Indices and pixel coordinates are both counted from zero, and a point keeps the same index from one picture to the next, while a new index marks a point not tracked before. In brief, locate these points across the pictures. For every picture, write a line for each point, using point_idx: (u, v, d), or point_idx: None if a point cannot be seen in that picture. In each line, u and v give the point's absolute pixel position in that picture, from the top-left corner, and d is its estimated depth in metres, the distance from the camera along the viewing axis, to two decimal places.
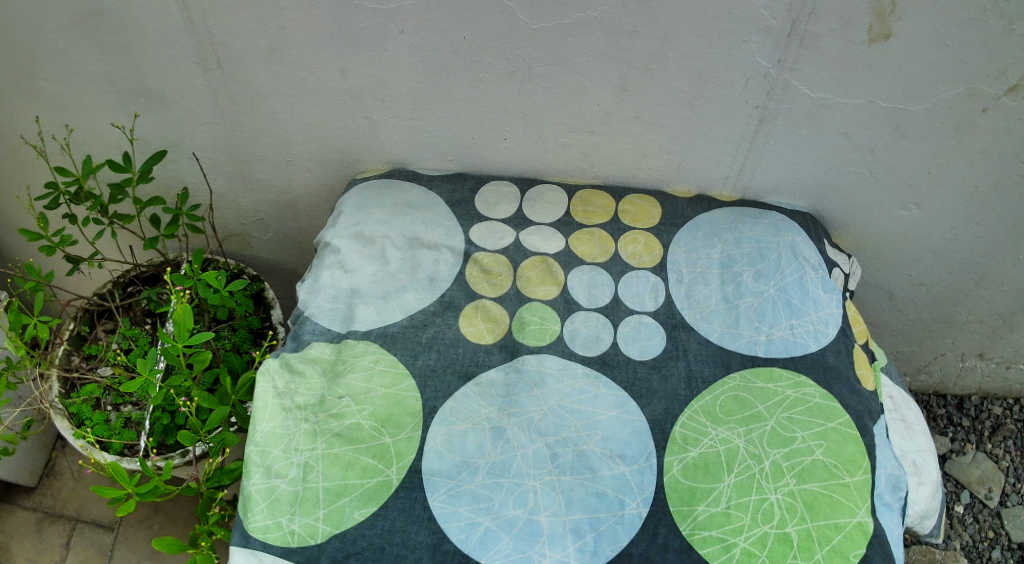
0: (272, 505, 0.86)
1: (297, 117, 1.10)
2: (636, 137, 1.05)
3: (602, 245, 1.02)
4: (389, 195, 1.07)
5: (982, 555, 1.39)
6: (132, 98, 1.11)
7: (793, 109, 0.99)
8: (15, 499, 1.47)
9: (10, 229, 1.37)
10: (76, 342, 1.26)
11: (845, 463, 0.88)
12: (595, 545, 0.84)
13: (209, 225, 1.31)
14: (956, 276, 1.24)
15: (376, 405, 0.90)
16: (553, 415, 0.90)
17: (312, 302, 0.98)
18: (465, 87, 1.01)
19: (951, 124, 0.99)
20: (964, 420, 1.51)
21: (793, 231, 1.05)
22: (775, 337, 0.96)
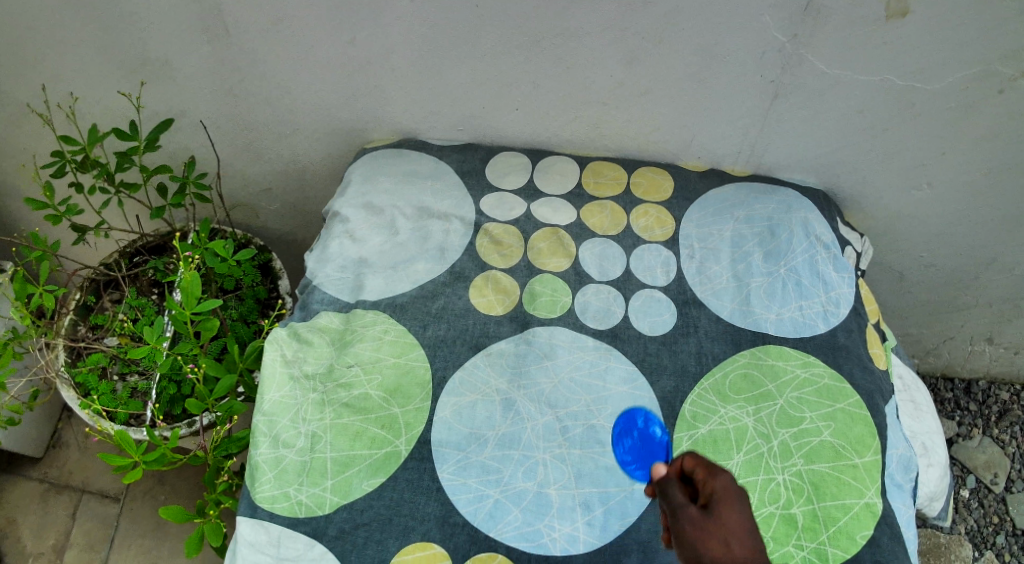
0: (280, 475, 0.86)
1: (304, 87, 1.08)
2: (647, 110, 1.04)
3: (614, 218, 1.01)
4: (399, 165, 1.06)
5: (986, 540, 1.39)
6: (138, 66, 1.09)
7: (807, 85, 0.97)
8: (21, 469, 1.47)
9: (16, 198, 1.36)
10: (83, 312, 1.26)
11: (854, 444, 0.88)
12: (604, 520, 0.84)
13: (216, 194, 1.30)
14: (967, 258, 1.22)
15: (385, 375, 0.90)
16: (563, 388, 0.89)
17: (320, 271, 0.97)
18: (474, 58, 1.00)
19: (965, 104, 0.97)
20: (971, 405, 1.50)
21: (806, 208, 1.03)
22: (785, 316, 0.95)
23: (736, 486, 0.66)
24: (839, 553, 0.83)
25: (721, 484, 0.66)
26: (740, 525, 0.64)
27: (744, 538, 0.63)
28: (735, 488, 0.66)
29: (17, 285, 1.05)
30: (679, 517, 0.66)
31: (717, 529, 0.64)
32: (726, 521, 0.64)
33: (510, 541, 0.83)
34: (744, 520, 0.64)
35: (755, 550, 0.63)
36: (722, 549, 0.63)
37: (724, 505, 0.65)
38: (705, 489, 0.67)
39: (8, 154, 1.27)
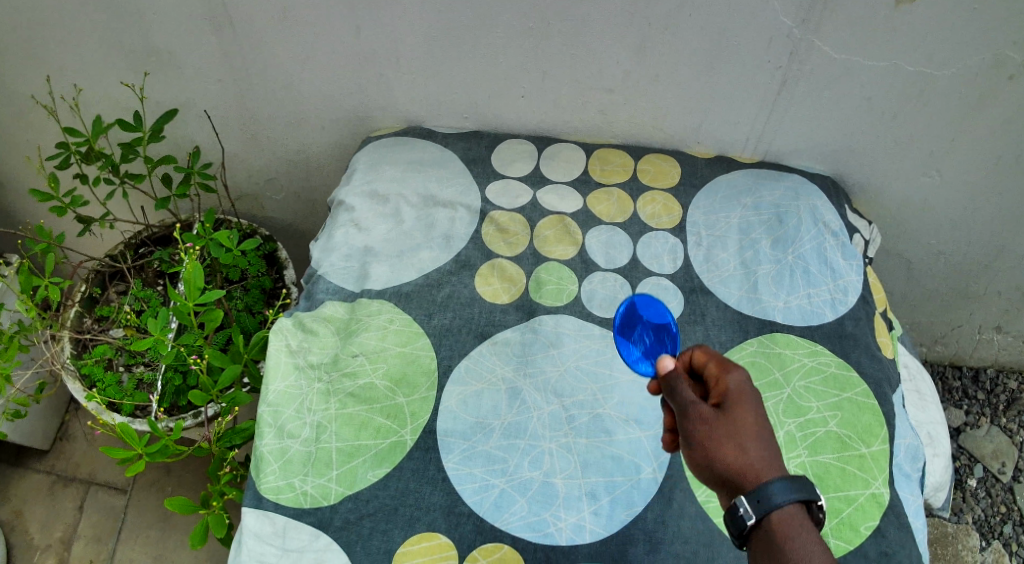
0: (285, 466, 0.86)
1: (308, 76, 1.08)
2: (654, 96, 1.03)
3: (620, 205, 1.00)
4: (403, 153, 1.05)
5: (993, 530, 1.38)
6: (142, 57, 1.09)
7: (816, 70, 0.96)
8: (28, 461, 1.47)
9: (20, 190, 1.36)
10: (88, 304, 1.26)
11: (861, 434, 0.87)
12: (610, 510, 0.84)
13: (221, 185, 1.29)
14: (977, 245, 1.21)
15: (390, 364, 0.89)
16: (569, 377, 0.89)
17: (325, 261, 0.97)
18: (480, 45, 0.99)
19: (975, 91, 0.96)
20: (979, 393, 1.49)
21: (814, 195, 1.02)
22: (793, 304, 0.94)
23: (749, 385, 0.69)
24: (843, 544, 0.82)
25: (734, 380, 0.70)
26: (753, 419, 0.68)
27: (755, 433, 0.67)
28: (747, 386, 0.69)
29: (22, 277, 1.05)
30: (691, 410, 0.69)
31: (731, 420, 0.67)
32: (740, 417, 0.67)
33: (515, 531, 0.83)
34: (756, 415, 0.68)
35: (766, 443, 0.67)
36: (737, 444, 0.66)
37: (737, 402, 0.68)
38: (718, 387, 0.70)
39: (13, 146, 1.27)
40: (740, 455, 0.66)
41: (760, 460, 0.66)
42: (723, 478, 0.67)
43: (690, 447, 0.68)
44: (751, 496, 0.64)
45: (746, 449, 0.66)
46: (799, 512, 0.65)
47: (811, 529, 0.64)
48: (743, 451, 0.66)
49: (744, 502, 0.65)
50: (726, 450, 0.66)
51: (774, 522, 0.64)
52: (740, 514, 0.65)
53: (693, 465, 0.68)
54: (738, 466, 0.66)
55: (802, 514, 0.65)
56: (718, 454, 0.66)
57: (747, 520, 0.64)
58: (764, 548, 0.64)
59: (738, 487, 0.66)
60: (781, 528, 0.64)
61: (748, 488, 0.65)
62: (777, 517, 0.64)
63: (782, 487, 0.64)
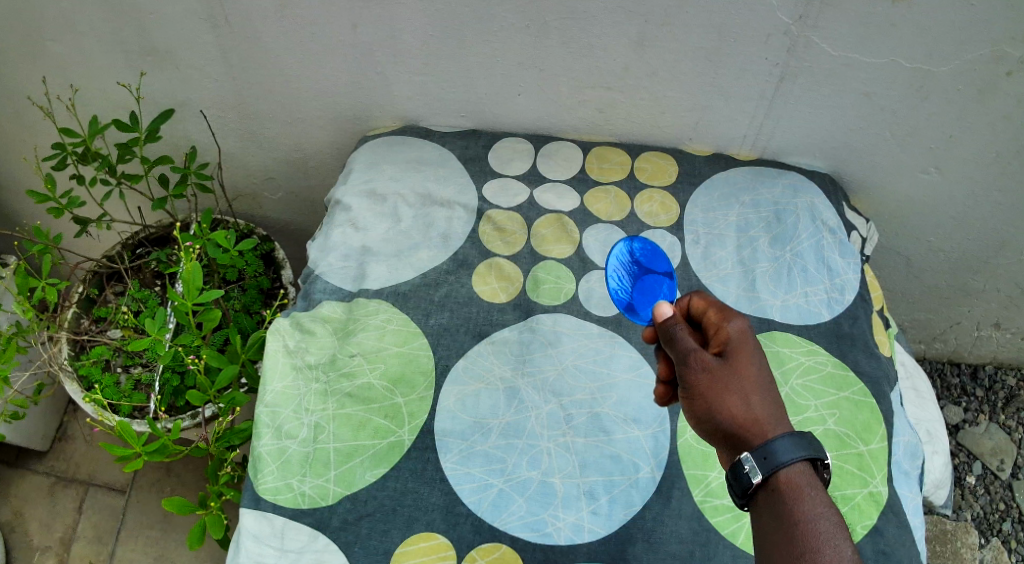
0: (283, 467, 0.85)
1: (306, 75, 1.07)
2: (652, 94, 1.03)
3: (619, 203, 1.00)
4: (401, 153, 1.05)
5: (992, 527, 1.38)
6: (139, 57, 1.08)
7: (814, 67, 0.96)
8: (28, 462, 1.47)
9: (18, 190, 1.36)
10: (86, 305, 1.26)
11: (858, 432, 0.87)
12: (609, 509, 0.83)
13: (219, 184, 1.29)
14: (975, 242, 1.21)
15: (388, 364, 0.89)
16: (568, 376, 0.89)
17: (323, 260, 0.97)
18: (477, 43, 0.99)
19: (973, 88, 0.96)
20: (977, 390, 1.49)
21: (812, 192, 1.02)
22: (790, 303, 0.94)
23: (750, 335, 0.71)
24: None
25: (736, 328, 0.71)
26: (754, 371, 0.69)
27: (757, 384, 0.69)
28: (748, 337, 0.71)
29: (18, 279, 1.05)
30: (693, 358, 0.70)
31: (734, 370, 0.69)
32: (742, 368, 0.69)
33: (513, 531, 0.83)
34: (757, 367, 0.70)
35: (767, 394, 0.69)
36: (741, 395, 0.68)
37: (739, 352, 0.70)
38: (719, 337, 0.72)
39: (10, 147, 1.27)
40: (742, 407, 0.68)
41: (763, 413, 0.68)
42: (725, 429, 0.68)
43: (693, 396, 0.70)
44: (756, 452, 0.66)
45: (748, 401, 0.68)
46: (806, 469, 0.66)
47: (817, 488, 0.65)
48: (745, 403, 0.68)
49: (749, 457, 0.66)
50: (730, 400, 0.68)
51: (780, 480, 0.65)
52: (744, 471, 0.66)
53: (695, 415, 0.70)
54: (742, 417, 0.68)
55: (808, 472, 0.66)
56: (722, 404, 0.68)
57: (752, 478, 0.65)
58: (769, 506, 0.65)
59: (741, 440, 0.68)
60: (787, 486, 0.65)
61: (751, 439, 0.67)
62: (782, 475, 0.65)
63: (788, 443, 0.65)
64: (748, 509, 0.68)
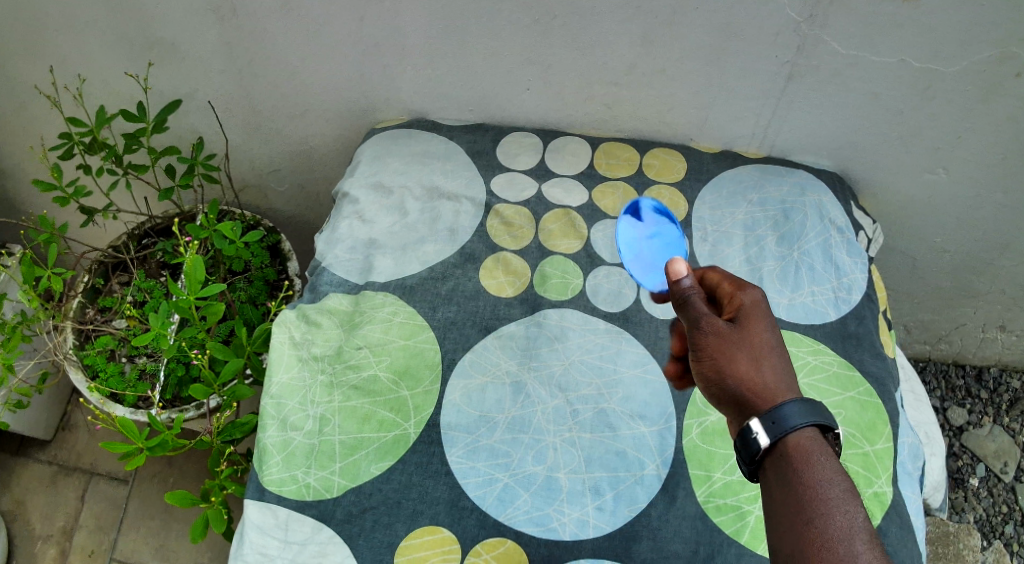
0: (288, 458, 0.86)
1: (313, 67, 1.07)
2: (661, 90, 1.02)
3: (626, 200, 1.00)
4: (409, 146, 1.05)
5: (995, 529, 1.38)
6: (146, 47, 1.08)
7: (823, 65, 0.96)
8: (31, 452, 1.48)
9: (24, 180, 1.36)
10: (91, 295, 1.26)
11: (864, 432, 0.87)
12: (614, 505, 0.83)
13: (225, 175, 1.29)
14: (982, 243, 1.21)
15: (394, 357, 0.89)
16: (574, 370, 0.89)
17: (329, 253, 0.97)
18: (485, 37, 0.99)
19: (980, 89, 0.96)
20: (982, 392, 1.49)
21: (820, 191, 1.02)
22: (797, 302, 0.94)
23: (763, 304, 0.72)
24: None
25: (749, 298, 0.72)
26: (766, 338, 0.70)
27: (767, 351, 0.70)
28: (761, 305, 0.72)
29: (24, 267, 1.05)
30: (705, 323, 0.72)
31: (745, 335, 0.70)
32: (753, 333, 0.70)
33: (518, 525, 0.83)
34: (768, 333, 0.71)
35: (778, 360, 0.70)
36: (750, 358, 0.69)
37: (751, 319, 0.71)
38: (733, 306, 0.73)
39: (16, 136, 1.27)
40: (751, 370, 0.69)
41: (772, 378, 0.69)
42: (734, 393, 0.69)
43: (702, 360, 0.71)
44: (765, 416, 0.66)
45: (758, 365, 0.69)
46: (815, 437, 0.66)
47: (827, 455, 0.65)
48: (755, 367, 0.69)
49: (756, 421, 0.66)
50: (739, 363, 0.69)
51: (788, 445, 0.65)
52: (753, 437, 0.66)
53: (705, 380, 0.71)
54: (750, 381, 0.68)
55: (817, 439, 0.66)
56: (731, 366, 0.69)
57: (760, 443, 0.66)
58: (777, 472, 0.65)
59: (749, 404, 0.68)
60: (796, 452, 0.65)
61: (760, 403, 0.68)
62: (791, 440, 0.65)
63: (796, 408, 0.66)
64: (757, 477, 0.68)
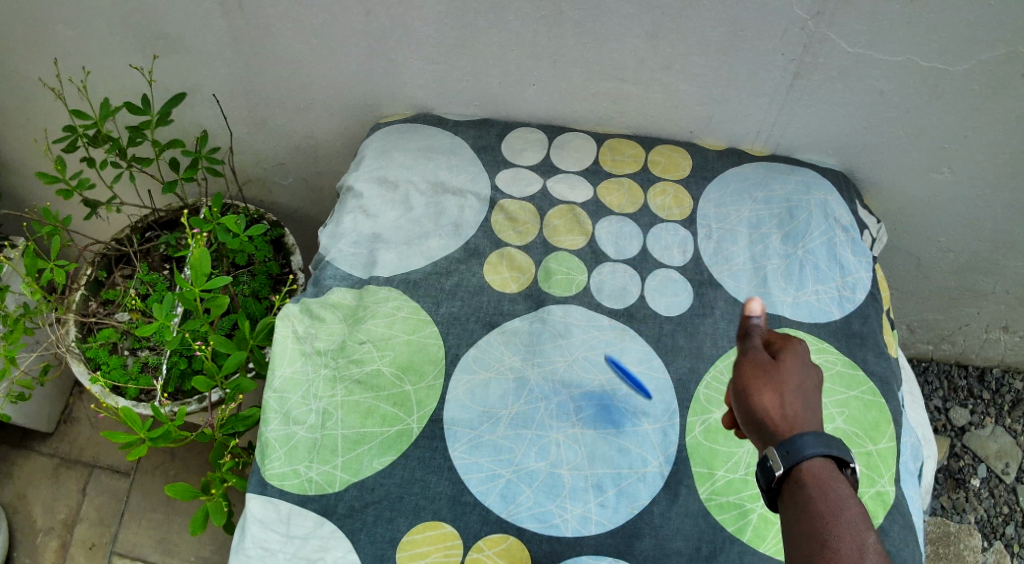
0: (290, 452, 0.85)
1: (319, 60, 1.07)
2: (666, 87, 1.02)
3: (631, 196, 0.99)
4: (414, 140, 1.05)
5: (996, 530, 1.38)
6: (151, 40, 1.08)
7: (829, 63, 0.95)
8: (33, 444, 1.48)
9: (28, 172, 1.36)
10: (94, 288, 1.25)
11: (867, 431, 0.87)
12: (616, 501, 0.83)
13: (229, 168, 1.29)
14: (986, 244, 1.20)
15: (397, 352, 0.89)
16: (578, 367, 0.88)
17: (333, 247, 0.97)
18: (491, 32, 0.98)
19: (987, 88, 0.95)
20: (984, 393, 1.48)
21: (825, 189, 1.01)
22: (801, 300, 0.93)
23: (802, 350, 0.73)
24: None
25: (789, 343, 0.73)
26: (797, 379, 0.71)
27: (796, 390, 0.70)
28: (802, 350, 0.73)
29: (27, 260, 1.04)
30: (743, 360, 0.73)
31: (777, 372, 0.71)
32: (785, 371, 0.71)
33: (521, 521, 0.83)
34: (802, 375, 0.71)
35: (805, 401, 0.69)
36: (776, 393, 0.69)
37: (785, 360, 0.72)
38: (773, 348, 0.74)
39: (20, 128, 1.27)
40: (776, 401, 0.69)
41: (796, 414, 0.68)
42: (757, 424, 0.69)
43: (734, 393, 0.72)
44: (781, 445, 0.66)
45: (783, 400, 0.69)
46: (830, 468, 0.66)
47: (840, 485, 0.65)
48: (780, 401, 0.69)
49: (773, 450, 0.67)
50: (765, 396, 0.69)
51: (803, 473, 0.65)
52: (770, 464, 0.67)
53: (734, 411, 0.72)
54: (774, 413, 0.68)
55: (832, 471, 0.66)
56: (757, 398, 0.69)
57: (776, 470, 0.66)
58: (792, 499, 0.65)
59: (768, 432, 0.68)
60: (811, 480, 0.65)
61: (779, 434, 0.67)
62: (806, 467, 0.66)
63: (813, 439, 0.66)
64: (775, 505, 0.68)
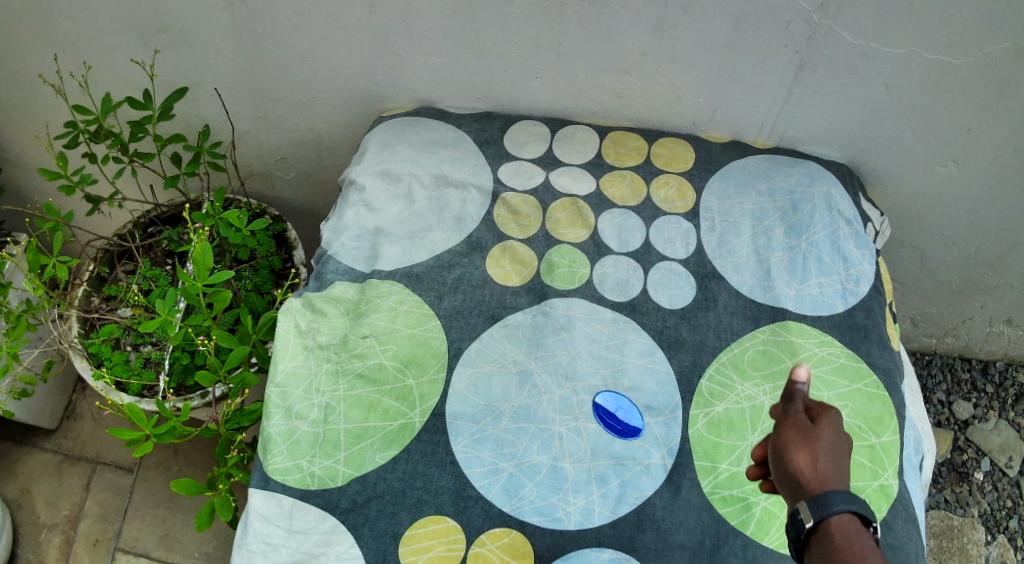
0: (293, 447, 0.85)
1: (322, 54, 1.07)
2: (670, 79, 1.02)
3: (634, 189, 0.99)
4: (416, 134, 1.04)
5: (999, 524, 1.38)
6: (154, 35, 1.08)
7: (834, 56, 0.95)
8: (36, 440, 1.48)
9: (30, 167, 1.36)
10: (96, 283, 1.26)
11: (871, 424, 0.87)
12: (619, 493, 0.83)
13: (231, 163, 1.29)
14: (990, 237, 1.20)
15: (400, 345, 0.89)
16: (581, 360, 0.88)
17: (336, 241, 0.96)
18: (494, 25, 0.98)
19: (992, 81, 0.95)
20: (987, 386, 1.48)
21: (828, 182, 1.01)
22: (805, 293, 0.93)
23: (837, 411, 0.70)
24: None
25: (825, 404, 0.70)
26: (832, 440, 0.68)
27: (831, 451, 0.67)
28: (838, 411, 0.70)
29: (29, 255, 1.05)
30: (778, 417, 0.70)
31: (813, 432, 0.68)
32: (821, 432, 0.68)
33: (524, 515, 0.83)
34: (837, 436, 0.68)
35: (838, 463, 0.67)
36: (812, 453, 0.66)
37: (822, 420, 0.69)
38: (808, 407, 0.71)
39: (22, 123, 1.27)
40: (812, 461, 0.66)
41: (829, 474, 0.66)
42: (790, 482, 0.66)
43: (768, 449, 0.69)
44: (813, 501, 0.64)
45: (818, 460, 0.66)
46: (858, 527, 0.64)
47: (869, 545, 0.63)
48: (814, 461, 0.66)
49: (805, 504, 0.64)
50: (800, 455, 0.67)
51: (833, 528, 0.63)
52: (799, 518, 0.64)
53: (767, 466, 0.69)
54: (808, 471, 0.66)
55: (861, 529, 0.63)
56: (792, 456, 0.67)
57: (806, 522, 0.64)
58: (819, 555, 0.63)
59: (801, 489, 0.65)
60: (840, 536, 0.63)
61: (811, 493, 0.65)
62: (837, 523, 0.63)
63: (845, 496, 0.64)
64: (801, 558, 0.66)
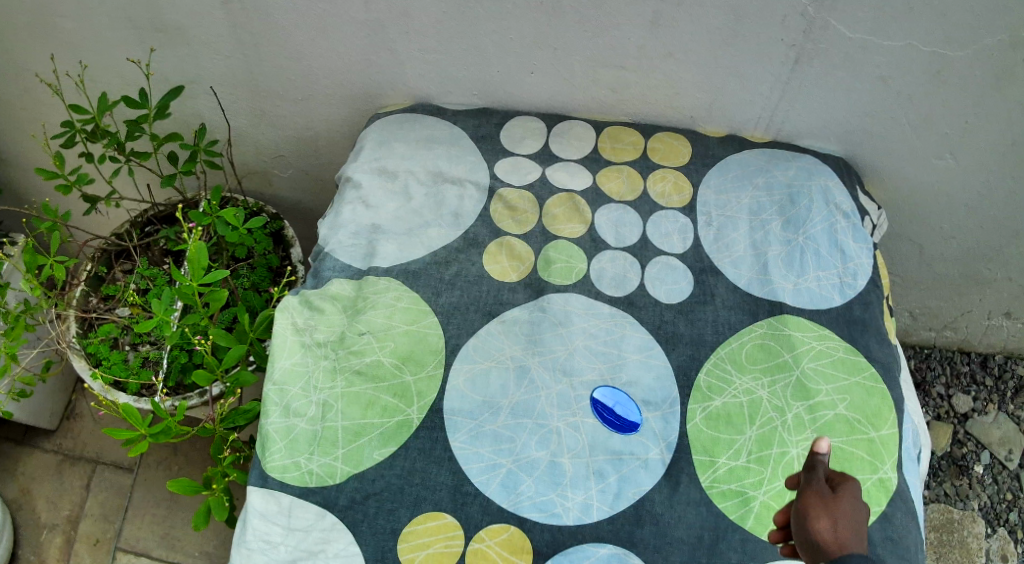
0: (291, 444, 0.85)
1: (318, 51, 1.06)
2: (667, 74, 1.01)
3: (631, 183, 0.99)
4: (412, 130, 1.04)
5: (999, 517, 1.38)
6: (150, 33, 1.08)
7: (831, 49, 0.95)
8: (37, 440, 1.48)
9: (28, 167, 1.36)
10: (94, 283, 1.25)
11: (869, 418, 0.87)
12: (618, 488, 0.83)
13: (228, 161, 1.29)
14: (989, 230, 1.20)
15: (397, 342, 0.89)
16: (579, 356, 0.88)
17: (333, 238, 0.96)
18: (490, 20, 0.98)
19: (990, 74, 0.95)
20: (986, 379, 1.48)
21: (826, 175, 1.01)
22: (803, 287, 0.93)
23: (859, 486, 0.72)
24: None
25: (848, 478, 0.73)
26: (853, 511, 0.70)
27: (852, 521, 0.69)
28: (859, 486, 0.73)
29: (26, 255, 1.04)
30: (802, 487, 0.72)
31: (834, 501, 0.70)
32: (842, 503, 0.70)
33: (522, 511, 0.83)
34: (858, 509, 0.70)
35: (859, 534, 0.68)
36: (832, 519, 0.68)
37: (843, 493, 0.71)
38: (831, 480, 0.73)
39: (19, 123, 1.27)
40: (832, 526, 0.68)
41: (850, 541, 0.67)
42: (811, 547, 0.68)
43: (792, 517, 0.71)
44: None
45: (837, 526, 0.68)
46: None
47: None
48: (835, 527, 0.68)
49: None
50: (821, 520, 0.68)
51: None
52: None
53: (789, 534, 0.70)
54: (828, 537, 0.67)
55: None
56: (813, 520, 0.69)
57: None
58: None
59: (821, 554, 0.66)
60: None
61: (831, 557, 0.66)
62: None
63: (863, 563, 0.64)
64: None
